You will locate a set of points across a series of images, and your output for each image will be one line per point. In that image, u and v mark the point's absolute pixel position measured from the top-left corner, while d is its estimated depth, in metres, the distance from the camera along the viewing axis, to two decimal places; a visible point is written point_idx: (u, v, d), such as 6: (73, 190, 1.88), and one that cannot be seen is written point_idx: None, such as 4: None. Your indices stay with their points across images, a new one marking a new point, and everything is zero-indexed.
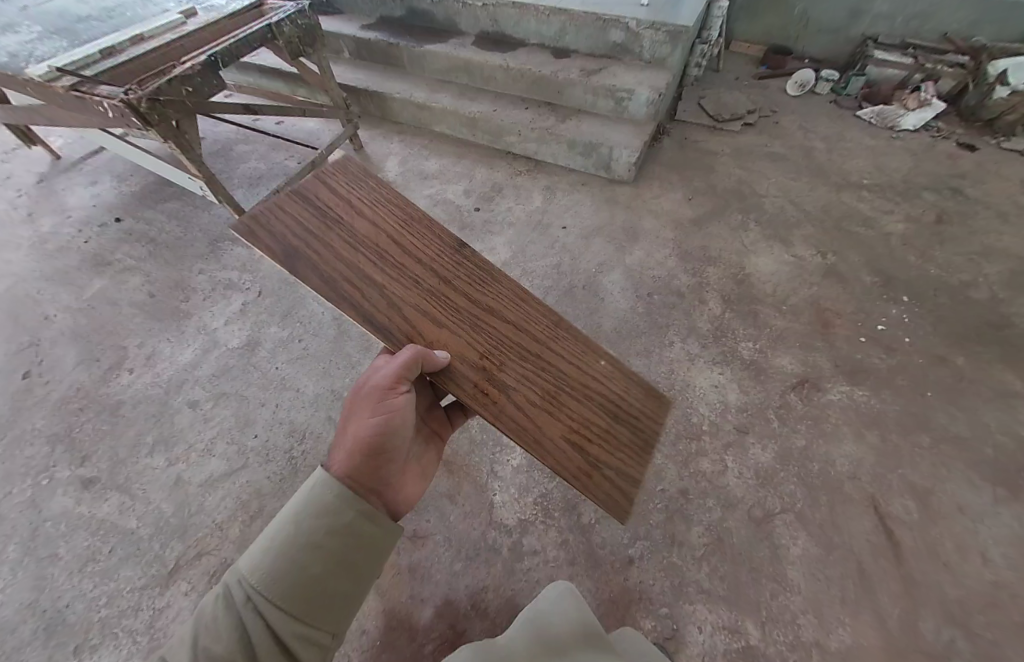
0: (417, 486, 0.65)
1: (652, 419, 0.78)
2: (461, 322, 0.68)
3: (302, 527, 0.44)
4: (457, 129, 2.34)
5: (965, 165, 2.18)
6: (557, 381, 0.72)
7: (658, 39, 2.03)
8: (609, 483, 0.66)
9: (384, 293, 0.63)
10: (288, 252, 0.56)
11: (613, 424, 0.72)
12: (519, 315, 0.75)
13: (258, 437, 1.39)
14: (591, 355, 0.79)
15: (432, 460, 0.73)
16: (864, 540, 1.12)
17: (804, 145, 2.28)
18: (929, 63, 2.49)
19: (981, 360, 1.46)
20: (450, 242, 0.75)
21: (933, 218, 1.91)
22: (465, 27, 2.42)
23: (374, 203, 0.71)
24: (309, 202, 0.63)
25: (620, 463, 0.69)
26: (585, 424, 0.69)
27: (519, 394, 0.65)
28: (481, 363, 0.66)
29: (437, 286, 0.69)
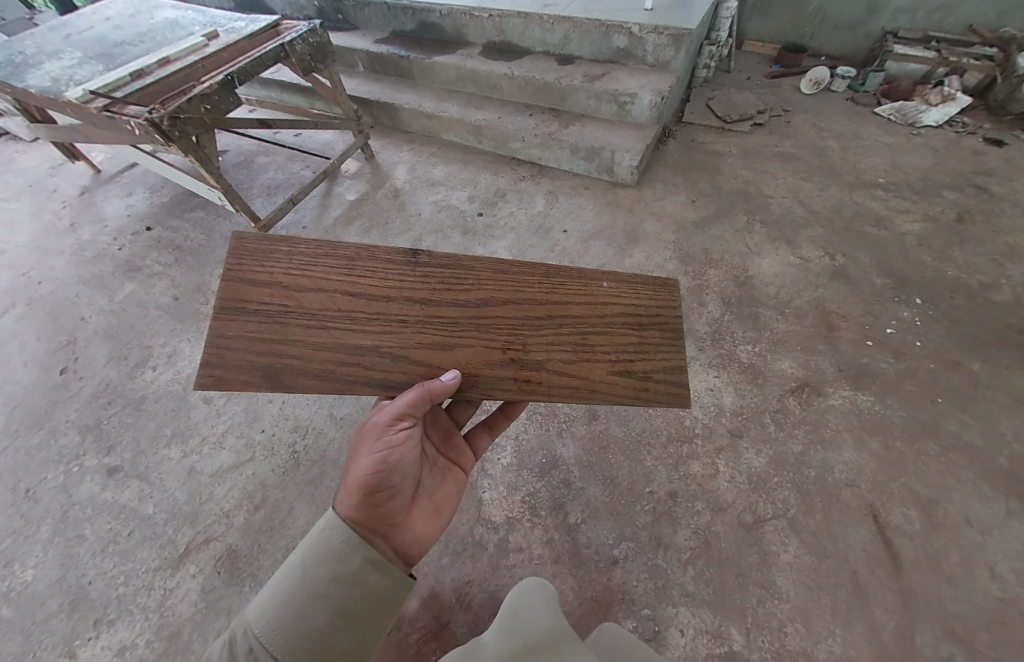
0: (433, 524, 0.64)
1: (667, 307, 0.78)
2: (466, 334, 0.63)
3: (307, 575, 0.45)
4: (464, 137, 2.40)
5: (992, 161, 2.07)
6: (578, 327, 0.70)
7: (661, 43, 2.03)
8: (664, 381, 0.74)
9: (381, 350, 0.58)
10: (269, 374, 0.51)
11: (641, 333, 0.74)
12: (511, 289, 0.68)
13: (266, 432, 1.47)
14: (590, 280, 0.74)
15: (453, 491, 0.72)
16: (860, 549, 1.09)
17: (816, 144, 2.22)
18: (954, 56, 2.38)
19: (999, 365, 1.38)
20: (400, 255, 0.61)
21: (953, 217, 1.82)
22: (473, 37, 2.47)
23: (305, 265, 0.55)
24: (240, 309, 0.52)
25: (663, 360, 0.75)
26: (623, 350, 0.72)
27: (554, 361, 0.67)
28: (506, 357, 0.65)
29: (423, 313, 0.61)
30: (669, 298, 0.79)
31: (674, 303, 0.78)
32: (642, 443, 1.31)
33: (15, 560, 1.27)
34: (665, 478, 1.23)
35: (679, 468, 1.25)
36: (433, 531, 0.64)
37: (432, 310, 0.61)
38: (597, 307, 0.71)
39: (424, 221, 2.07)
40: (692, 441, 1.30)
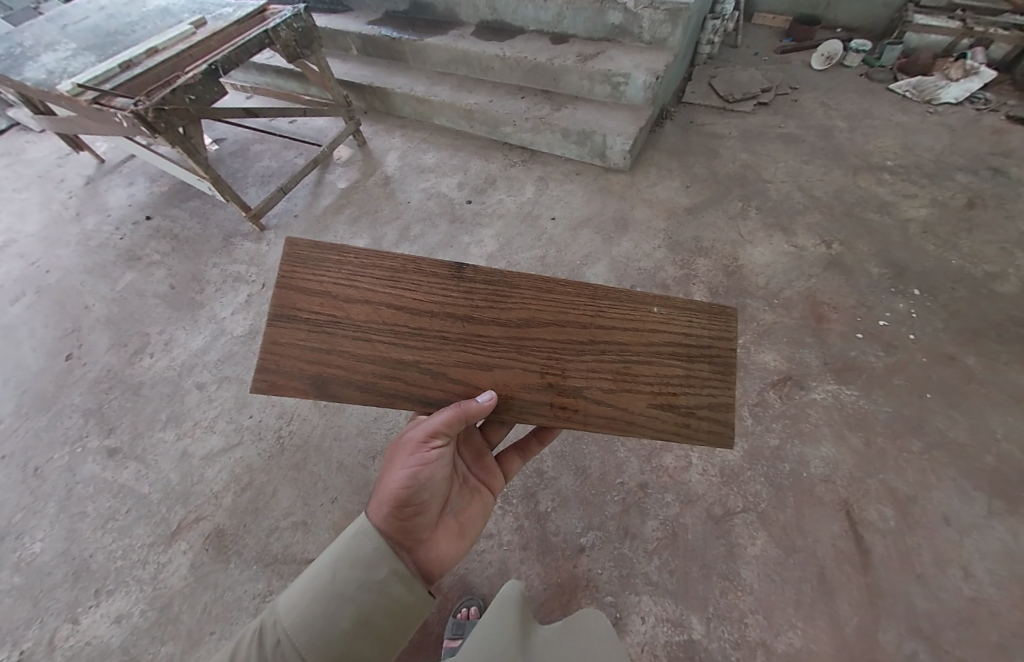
0: (458, 545, 0.62)
1: (724, 337, 0.61)
2: (506, 354, 0.58)
3: (338, 576, 0.44)
4: (457, 122, 2.36)
5: (1014, 141, 1.94)
6: (622, 351, 0.59)
7: (657, 18, 1.93)
8: (709, 419, 0.59)
9: (422, 367, 0.56)
10: (317, 383, 0.54)
11: (691, 364, 0.60)
12: (555, 308, 0.59)
13: (253, 417, 1.52)
14: (639, 300, 0.61)
15: (480, 512, 0.69)
16: (829, 544, 1.08)
17: (822, 125, 2.11)
18: (981, 26, 2.21)
19: (995, 360, 1.33)
20: (444, 267, 0.57)
21: (964, 202, 1.73)
22: (465, 16, 2.38)
23: (353, 276, 0.55)
24: (294, 317, 0.54)
25: (711, 396, 0.60)
26: (667, 381, 0.59)
27: (593, 389, 0.58)
28: (542, 381, 0.58)
29: (462, 330, 0.57)
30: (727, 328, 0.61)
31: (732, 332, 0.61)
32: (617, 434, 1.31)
33: (25, 533, 1.36)
34: (636, 469, 1.24)
35: (652, 460, 1.25)
36: (457, 552, 0.62)
37: (472, 327, 0.57)
38: (645, 332, 0.60)
39: (413, 209, 2.06)
40: None
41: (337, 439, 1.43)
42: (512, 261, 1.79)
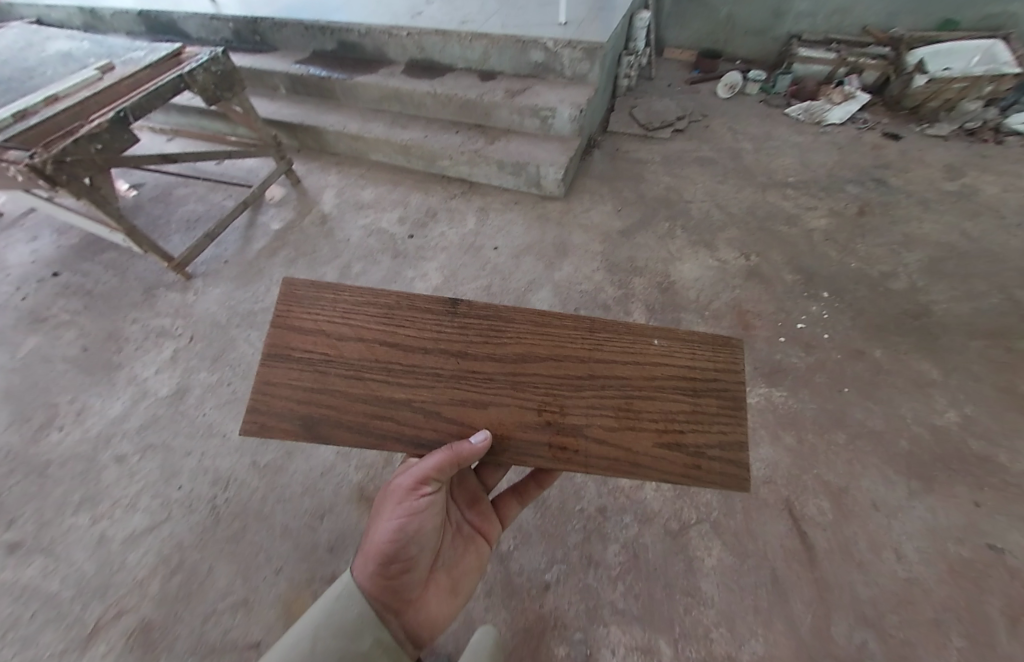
0: (445, 603, 0.61)
1: (732, 367, 0.57)
2: (501, 391, 0.55)
3: (321, 641, 0.39)
4: (393, 157, 2.36)
5: (890, 154, 2.24)
6: (621, 386, 0.55)
7: (576, 56, 2.05)
8: (723, 461, 0.52)
9: (415, 406, 0.53)
10: (306, 424, 0.52)
11: (698, 398, 0.55)
12: (550, 340, 0.57)
13: (183, 487, 1.38)
14: (637, 331, 0.58)
15: (471, 567, 0.68)
16: (778, 545, 1.13)
17: (732, 147, 2.33)
18: (851, 57, 2.55)
19: (898, 351, 1.48)
20: (440, 305, 0.57)
21: (856, 211, 1.95)
22: (395, 56, 2.40)
23: (348, 314, 0.55)
24: (288, 356, 0.54)
25: (724, 432, 0.54)
26: (674, 416, 0.54)
27: (592, 427, 0.53)
28: (540, 419, 0.54)
29: (455, 366, 0.55)
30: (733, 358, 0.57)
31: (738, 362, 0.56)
32: None
33: None
34: (594, 494, 1.24)
35: (607, 482, 1.27)
36: (443, 610, 0.60)
37: (465, 363, 0.55)
38: (646, 365, 0.56)
39: (353, 247, 2.02)
40: None
41: (281, 500, 1.32)
42: (458, 293, 1.79)
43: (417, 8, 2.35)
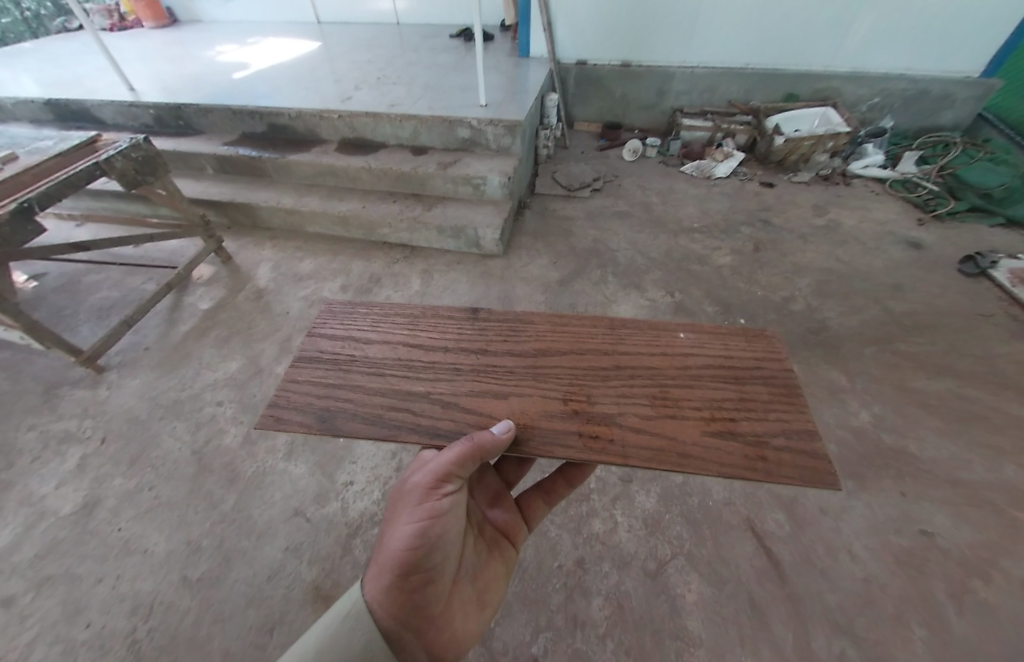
0: (472, 615, 0.59)
1: (771, 357, 0.64)
2: (521, 383, 0.63)
3: None
4: (331, 228, 2.38)
5: (769, 199, 2.69)
6: (654, 377, 0.62)
7: (499, 132, 2.28)
8: (791, 452, 0.52)
9: (432, 398, 0.62)
10: (324, 417, 0.59)
11: (743, 386, 0.60)
12: (572, 342, 0.68)
13: (92, 626, 1.12)
14: (664, 331, 0.69)
15: (497, 575, 0.66)
16: (749, 566, 1.17)
17: (644, 202, 2.66)
18: (724, 124, 3.09)
19: (809, 363, 1.70)
20: (462, 316, 0.74)
21: (752, 248, 2.29)
22: (327, 135, 2.49)
23: (381, 327, 0.72)
24: (323, 362, 0.67)
25: (782, 420, 0.56)
26: (719, 405, 0.58)
27: (628, 416, 0.58)
28: (567, 408, 0.60)
29: (475, 363, 0.66)
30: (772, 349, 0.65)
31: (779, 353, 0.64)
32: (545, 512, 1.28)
33: None
34: (570, 546, 1.21)
35: (582, 530, 1.25)
36: (471, 621, 0.59)
37: (485, 360, 0.67)
38: (676, 358, 0.64)
39: (293, 319, 1.94)
40: (589, 498, 1.32)
41: (218, 622, 1.12)
42: None
43: (347, 94, 2.51)
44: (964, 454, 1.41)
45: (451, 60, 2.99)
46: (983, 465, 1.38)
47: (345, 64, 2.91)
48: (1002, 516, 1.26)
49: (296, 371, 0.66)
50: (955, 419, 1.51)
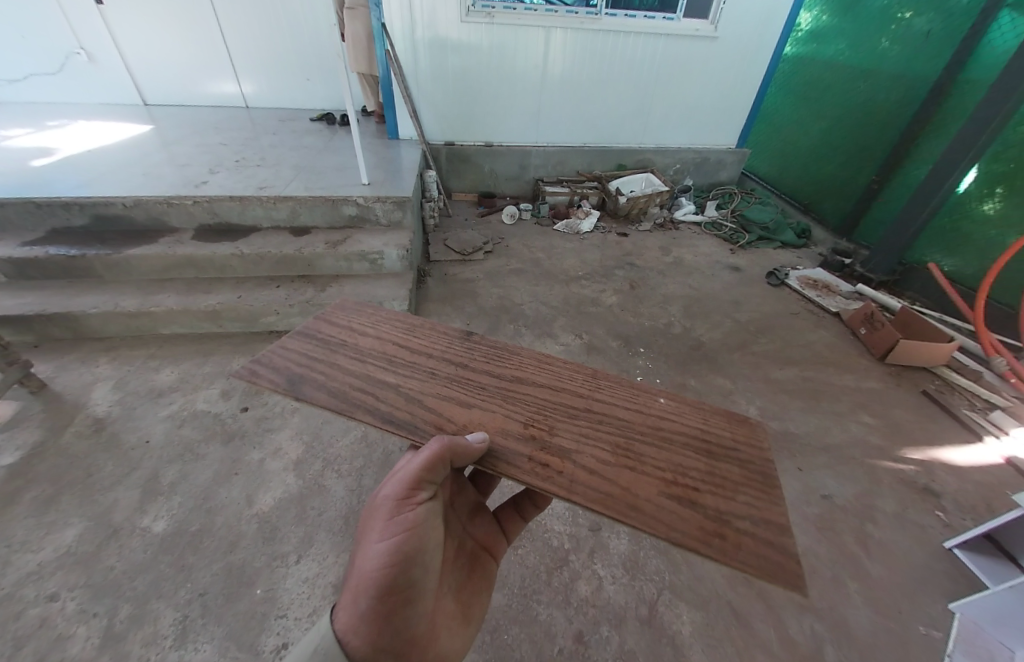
0: (456, 634, 0.54)
1: (754, 446, 0.60)
2: (490, 400, 0.62)
3: None
4: (196, 325, 1.99)
5: (627, 246, 3.24)
6: (625, 430, 0.60)
7: (388, 207, 2.29)
8: (756, 542, 0.47)
9: (400, 391, 0.62)
10: (294, 382, 0.60)
11: (714, 463, 0.56)
12: (551, 377, 0.68)
13: None
14: (643, 391, 0.67)
15: (481, 592, 0.62)
16: (720, 576, 1.27)
17: (533, 258, 2.93)
18: (578, 189, 3.67)
19: (701, 375, 2.01)
20: (457, 334, 0.75)
21: (629, 286, 2.69)
22: (179, 222, 2.14)
23: (378, 322, 0.75)
24: (314, 339, 0.70)
25: (752, 510, 0.51)
26: (683, 473, 0.54)
27: (585, 455, 0.54)
28: (526, 432, 0.57)
29: (451, 372, 0.66)
30: (757, 438, 0.61)
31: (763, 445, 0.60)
32: (529, 594, 1.18)
33: None
34: (565, 621, 1.14)
35: (571, 599, 1.18)
36: (456, 639, 0.54)
37: (461, 372, 0.67)
38: (654, 418, 0.62)
39: (157, 448, 1.49)
40: (568, 560, 1.27)
41: None
42: (330, 455, 1.51)
43: (201, 178, 2.24)
44: (819, 423, 1.82)
45: (319, 141, 2.95)
46: (833, 428, 1.81)
47: (190, 147, 2.62)
48: (857, 465, 1.65)
49: (289, 344, 0.69)
50: (804, 397, 1.95)
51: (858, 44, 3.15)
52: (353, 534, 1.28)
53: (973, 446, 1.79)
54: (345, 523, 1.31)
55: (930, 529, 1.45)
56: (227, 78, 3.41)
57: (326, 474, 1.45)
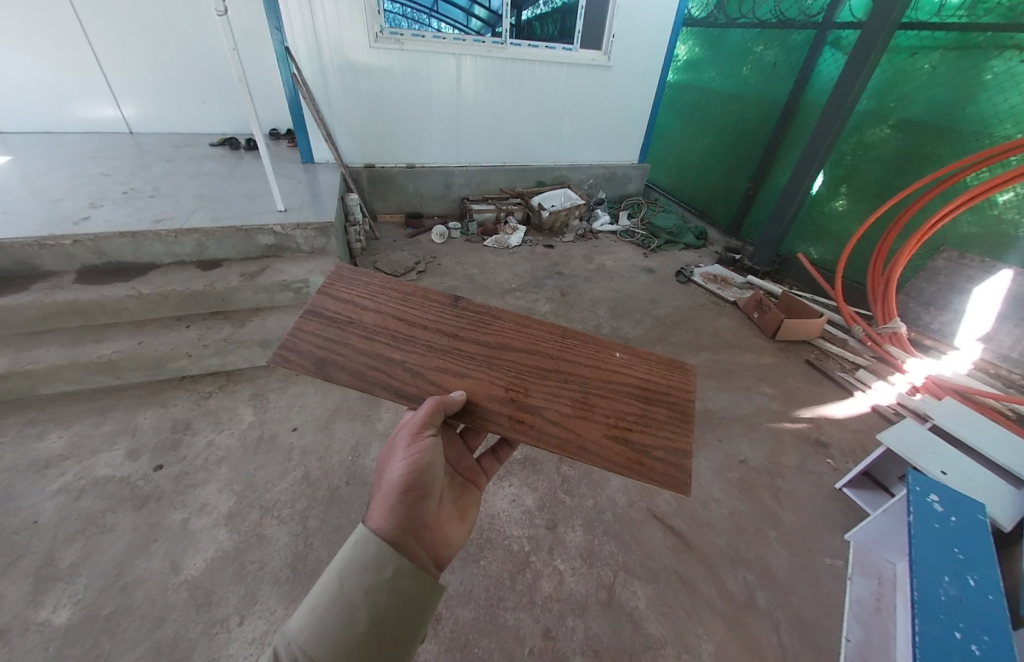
0: (456, 528, 0.64)
1: (681, 388, 0.83)
2: (477, 368, 0.78)
3: (347, 584, 0.47)
4: (86, 380, 1.73)
5: (554, 256, 3.44)
6: (585, 387, 0.79)
7: (310, 234, 2.20)
8: (662, 461, 0.72)
9: (406, 365, 0.75)
10: (320, 364, 0.72)
11: (647, 407, 0.79)
12: (527, 340, 0.84)
13: None
14: (604, 350, 0.86)
15: (472, 502, 0.72)
16: (666, 548, 1.40)
17: (466, 275, 2.99)
18: (503, 206, 3.81)
19: None
20: (446, 299, 0.86)
21: (560, 294, 2.87)
22: (55, 264, 1.86)
23: (373, 294, 0.84)
24: (319, 316, 0.78)
25: (666, 440, 0.75)
26: (622, 417, 0.77)
27: (551, 410, 0.75)
28: (507, 395, 0.75)
29: (446, 343, 0.80)
30: (684, 382, 0.84)
31: (687, 385, 0.84)
32: (495, 602, 1.21)
33: None
34: (532, 621, 1.17)
35: (536, 599, 1.23)
36: (455, 532, 0.63)
37: (453, 342, 0.80)
38: (608, 372, 0.83)
39: (46, 529, 1.26)
40: (530, 561, 1.32)
41: None
42: (268, 501, 1.40)
43: (80, 213, 1.97)
44: (730, 398, 2.10)
45: (223, 168, 2.75)
46: (742, 401, 2.09)
47: (62, 179, 2.30)
48: (764, 429, 1.93)
49: (304, 323, 0.76)
50: (717, 377, 2.23)
51: (725, 72, 3.75)
52: (304, 581, 1.20)
53: (846, 401, 2.17)
54: (293, 570, 1.22)
55: (824, 474, 1.73)
56: (104, 101, 3.05)
57: (265, 523, 1.34)
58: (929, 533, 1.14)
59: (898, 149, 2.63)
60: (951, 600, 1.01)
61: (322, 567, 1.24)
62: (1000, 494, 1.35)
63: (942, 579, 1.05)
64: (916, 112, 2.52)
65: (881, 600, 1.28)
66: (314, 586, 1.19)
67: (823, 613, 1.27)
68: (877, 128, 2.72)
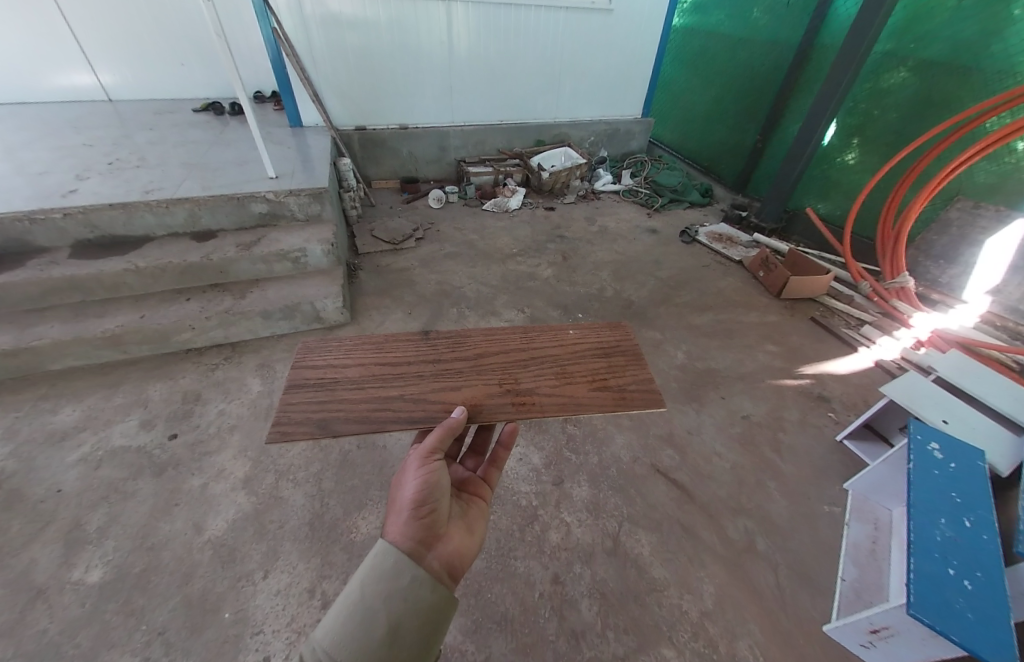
0: (468, 540, 0.62)
1: (625, 338, 0.92)
2: (468, 376, 0.80)
3: (369, 592, 0.47)
4: (93, 354, 1.74)
5: (555, 219, 3.36)
6: (558, 360, 0.85)
7: (304, 201, 2.12)
8: (641, 390, 0.79)
9: (405, 396, 0.76)
10: (323, 424, 0.70)
11: (611, 358, 0.86)
12: (500, 342, 0.88)
13: None
14: (559, 329, 0.92)
15: (479, 516, 0.70)
16: (669, 499, 1.45)
17: (466, 240, 2.92)
18: (502, 167, 3.66)
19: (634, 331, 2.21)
20: (417, 337, 0.88)
21: (562, 258, 2.82)
22: (48, 239, 1.82)
23: (349, 352, 0.83)
24: (302, 386, 0.76)
25: (636, 374, 0.83)
26: (597, 372, 0.83)
27: (543, 387, 0.78)
28: (502, 389, 0.78)
29: (434, 368, 0.82)
30: (625, 333, 0.93)
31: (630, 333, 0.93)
32: (505, 553, 1.26)
33: None
34: (542, 568, 1.23)
35: (545, 548, 1.28)
36: (468, 543, 0.62)
37: (440, 365, 0.82)
38: (573, 344, 0.89)
39: (72, 496, 1.32)
40: (537, 514, 1.37)
41: None
42: (282, 466, 1.45)
43: (67, 186, 1.91)
44: (734, 356, 2.10)
45: (209, 135, 2.64)
46: (745, 359, 2.09)
47: (45, 151, 2.21)
48: (767, 387, 1.94)
49: (291, 395, 0.74)
50: (721, 336, 2.23)
51: (736, 13, 3.47)
52: (322, 537, 1.25)
53: (849, 357, 2.17)
54: (311, 528, 1.27)
55: (825, 427, 1.76)
56: (78, 68, 2.88)
57: (281, 486, 1.39)
58: (927, 480, 1.17)
59: (916, 95, 2.48)
60: (946, 541, 1.04)
61: (339, 524, 1.29)
62: (1002, 442, 1.36)
63: (939, 521, 1.08)
64: (939, 52, 2.35)
65: (878, 544, 1.33)
66: (331, 542, 1.24)
67: (821, 556, 1.33)
68: (894, 72, 2.55)
